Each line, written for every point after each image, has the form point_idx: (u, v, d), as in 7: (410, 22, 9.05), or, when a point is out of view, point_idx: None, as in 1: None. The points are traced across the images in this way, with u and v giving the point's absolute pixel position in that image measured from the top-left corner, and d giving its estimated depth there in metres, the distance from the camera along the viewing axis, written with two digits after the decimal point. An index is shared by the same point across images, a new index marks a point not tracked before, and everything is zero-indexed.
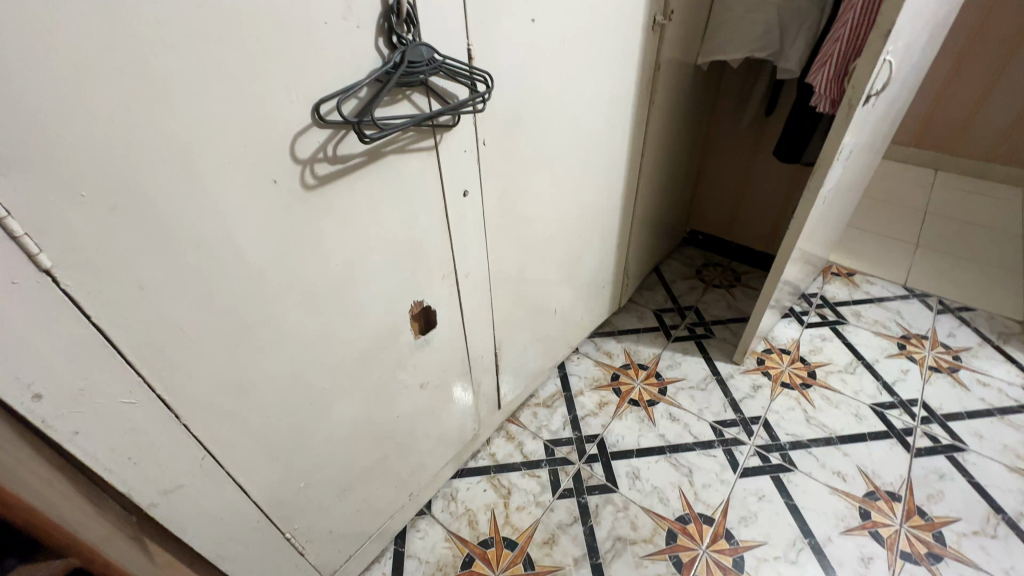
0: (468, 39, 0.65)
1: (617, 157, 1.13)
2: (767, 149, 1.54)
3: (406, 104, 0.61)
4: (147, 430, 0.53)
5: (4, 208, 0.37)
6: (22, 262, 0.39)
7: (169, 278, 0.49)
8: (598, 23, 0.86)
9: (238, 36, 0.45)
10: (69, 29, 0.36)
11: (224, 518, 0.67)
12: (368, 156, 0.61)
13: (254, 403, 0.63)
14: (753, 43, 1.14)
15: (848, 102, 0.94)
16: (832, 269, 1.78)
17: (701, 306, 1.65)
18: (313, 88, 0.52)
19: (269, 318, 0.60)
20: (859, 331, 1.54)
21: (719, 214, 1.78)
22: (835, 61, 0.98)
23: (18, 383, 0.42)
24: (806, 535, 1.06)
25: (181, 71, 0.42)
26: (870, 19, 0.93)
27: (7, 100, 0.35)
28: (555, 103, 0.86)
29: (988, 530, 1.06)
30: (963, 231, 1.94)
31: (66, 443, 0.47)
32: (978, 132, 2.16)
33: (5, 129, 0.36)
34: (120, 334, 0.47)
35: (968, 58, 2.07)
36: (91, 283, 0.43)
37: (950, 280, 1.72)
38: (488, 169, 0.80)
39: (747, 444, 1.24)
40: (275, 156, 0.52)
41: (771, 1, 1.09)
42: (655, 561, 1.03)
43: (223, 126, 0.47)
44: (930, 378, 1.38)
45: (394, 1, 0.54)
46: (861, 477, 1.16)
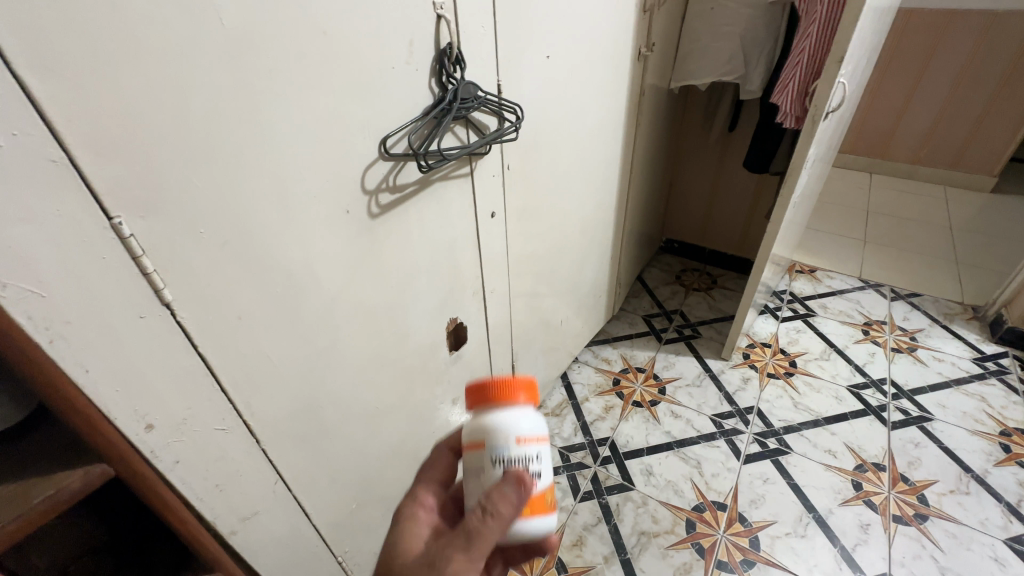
0: (499, 75, 0.72)
1: (610, 175, 1.22)
2: (732, 161, 1.69)
3: (451, 136, 0.68)
4: (233, 457, 0.54)
5: (142, 247, 0.40)
6: (150, 296, 0.42)
7: (260, 307, 0.51)
8: (597, 55, 0.95)
9: (329, 83, 0.49)
10: (206, 83, 0.40)
11: (289, 544, 0.68)
12: (420, 185, 0.66)
13: (320, 426, 0.65)
14: (721, 69, 1.27)
15: (813, 118, 1.07)
16: (796, 267, 1.95)
17: (685, 309, 1.76)
18: (381, 126, 0.57)
19: (336, 341, 0.63)
20: (827, 321, 1.68)
21: (691, 223, 1.91)
22: (796, 83, 1.13)
23: (135, 414, 0.43)
24: (810, 510, 1.15)
25: (283, 116, 0.46)
26: (823, 45, 1.08)
27: (147, 145, 0.38)
28: (562, 128, 0.94)
29: (962, 488, 1.19)
30: (902, 226, 2.16)
31: (168, 474, 0.48)
32: (902, 138, 2.43)
33: (146, 174, 0.38)
34: (219, 361, 0.49)
35: (888, 74, 2.34)
36: (200, 314, 0.46)
37: (897, 270, 1.91)
38: (510, 191, 0.87)
39: (746, 432, 1.33)
40: (350, 189, 0.56)
41: (734, 32, 1.23)
42: (679, 550, 1.09)
43: (308, 162, 0.50)
44: (894, 358, 1.53)
45: (446, 47, 0.61)
46: (849, 453, 1.27)
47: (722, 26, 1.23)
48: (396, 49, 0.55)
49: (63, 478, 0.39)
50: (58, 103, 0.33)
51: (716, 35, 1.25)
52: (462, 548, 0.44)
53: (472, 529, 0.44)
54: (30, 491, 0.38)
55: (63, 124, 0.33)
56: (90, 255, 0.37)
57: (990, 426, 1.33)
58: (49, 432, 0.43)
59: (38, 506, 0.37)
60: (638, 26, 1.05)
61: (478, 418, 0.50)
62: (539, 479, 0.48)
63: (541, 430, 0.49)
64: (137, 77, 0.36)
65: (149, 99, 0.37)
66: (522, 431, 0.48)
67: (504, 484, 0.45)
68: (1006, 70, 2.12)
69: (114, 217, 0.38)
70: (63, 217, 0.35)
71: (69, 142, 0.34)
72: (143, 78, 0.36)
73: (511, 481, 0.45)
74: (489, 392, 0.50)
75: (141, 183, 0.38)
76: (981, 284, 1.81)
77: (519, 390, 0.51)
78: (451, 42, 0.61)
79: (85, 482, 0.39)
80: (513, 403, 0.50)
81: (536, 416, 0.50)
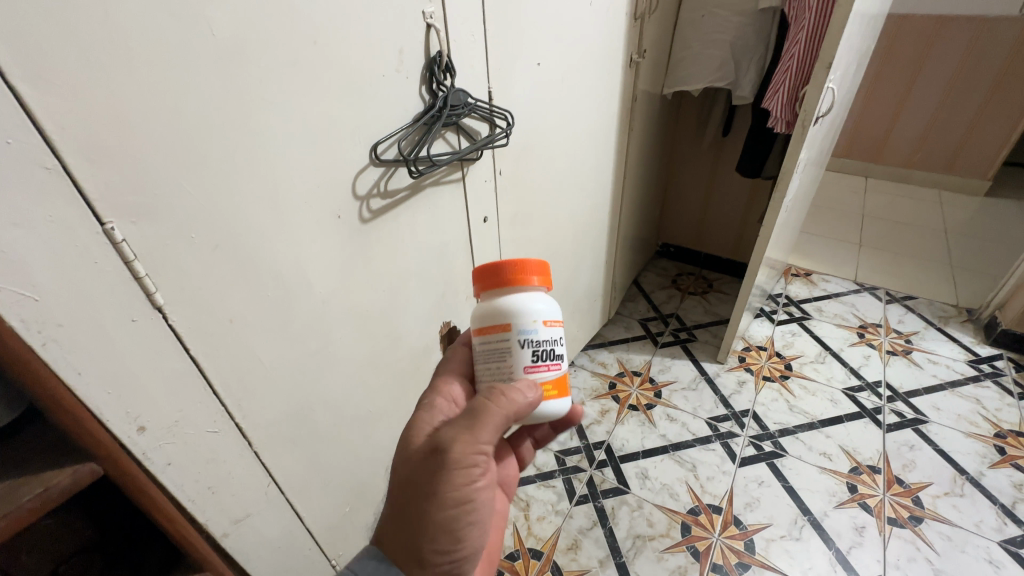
0: (489, 82, 0.73)
1: (604, 180, 1.24)
2: (726, 165, 1.70)
3: (442, 142, 0.69)
4: (225, 459, 0.55)
5: (133, 252, 0.41)
6: (141, 300, 0.42)
7: (252, 310, 0.52)
8: (589, 62, 0.97)
9: (320, 91, 0.50)
10: (197, 92, 0.41)
11: (282, 547, 0.68)
12: (412, 190, 0.67)
13: (312, 429, 0.66)
14: (712, 75, 1.29)
15: (802, 123, 1.09)
16: (791, 271, 1.96)
17: (681, 313, 1.76)
18: (372, 133, 0.58)
19: (328, 345, 0.63)
20: (823, 324, 1.69)
21: (686, 227, 1.92)
22: (786, 88, 1.14)
23: (126, 416, 0.44)
24: (805, 513, 1.15)
25: (274, 123, 0.47)
26: (812, 51, 1.09)
27: (139, 152, 0.39)
28: (554, 134, 0.95)
29: (957, 490, 1.19)
30: (897, 229, 2.17)
31: (160, 476, 0.48)
32: (896, 141, 2.45)
33: (137, 181, 0.39)
34: (211, 364, 0.50)
35: (881, 79, 2.36)
36: (192, 317, 0.47)
37: (892, 273, 1.92)
38: (503, 196, 0.88)
39: (741, 435, 1.34)
40: (341, 194, 0.57)
41: (725, 38, 1.24)
42: (674, 553, 1.09)
43: (299, 169, 0.51)
44: (889, 360, 1.54)
45: (436, 55, 0.62)
46: (844, 455, 1.27)
47: (713, 33, 1.24)
48: (385, 57, 0.56)
49: (52, 477, 0.40)
50: (51, 111, 0.34)
51: (707, 41, 1.26)
52: (468, 426, 0.49)
53: (477, 408, 0.49)
54: (20, 489, 0.39)
55: (56, 132, 0.34)
56: (83, 259, 0.38)
57: (984, 428, 1.33)
58: (37, 434, 0.43)
59: (27, 504, 0.38)
60: (629, 33, 1.07)
61: (501, 301, 0.54)
62: (560, 359, 0.54)
63: (556, 313, 0.55)
64: (129, 86, 0.37)
65: (142, 106, 0.38)
66: (543, 312, 0.53)
67: (514, 381, 0.50)
68: (998, 75, 2.14)
69: (106, 222, 0.39)
70: (56, 222, 0.36)
71: (61, 149, 0.35)
72: (136, 87, 0.37)
73: (521, 380, 0.50)
74: (502, 276, 0.55)
75: (133, 189, 0.39)
76: (975, 287, 1.82)
77: (533, 274, 0.55)
78: (441, 51, 0.62)
79: (74, 480, 0.40)
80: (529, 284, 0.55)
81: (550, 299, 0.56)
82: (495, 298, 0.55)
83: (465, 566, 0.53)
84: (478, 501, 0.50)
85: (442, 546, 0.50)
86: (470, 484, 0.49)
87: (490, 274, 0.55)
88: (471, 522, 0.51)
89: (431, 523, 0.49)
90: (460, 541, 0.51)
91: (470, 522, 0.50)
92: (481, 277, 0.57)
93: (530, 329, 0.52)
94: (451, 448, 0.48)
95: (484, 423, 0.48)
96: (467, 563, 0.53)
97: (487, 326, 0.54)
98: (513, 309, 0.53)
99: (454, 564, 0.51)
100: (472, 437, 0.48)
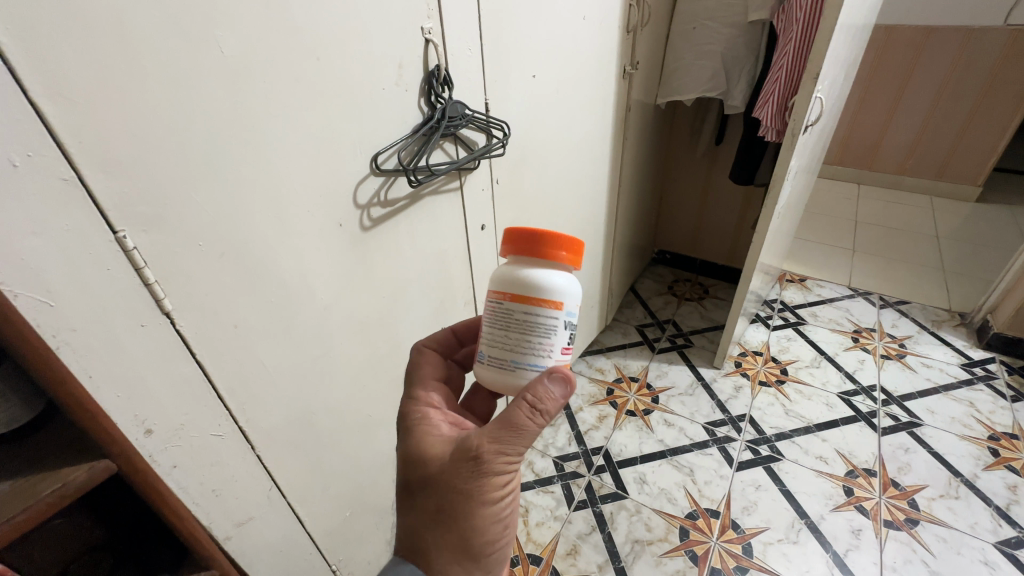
0: (486, 93, 0.76)
1: (599, 188, 1.26)
2: (720, 172, 1.73)
3: (440, 152, 0.71)
4: (228, 462, 0.56)
5: (144, 259, 0.42)
6: (150, 306, 0.44)
7: (256, 316, 0.54)
8: (583, 74, 0.99)
9: (322, 104, 0.52)
10: (204, 106, 0.42)
11: (283, 551, 0.69)
12: (411, 199, 0.69)
13: (313, 434, 0.67)
14: (704, 85, 1.32)
15: (792, 131, 1.11)
16: (786, 277, 1.98)
17: (677, 319, 1.78)
18: (372, 144, 0.60)
19: (330, 350, 0.65)
20: (818, 329, 1.71)
21: (682, 234, 1.95)
22: (776, 98, 1.17)
23: (134, 418, 0.45)
24: (802, 516, 1.16)
25: (278, 135, 0.49)
26: (800, 62, 1.12)
27: (150, 164, 0.40)
28: (549, 144, 0.97)
29: (952, 492, 1.20)
30: (890, 235, 2.20)
31: (165, 478, 0.49)
32: (888, 149, 2.48)
33: (148, 191, 0.41)
34: (215, 368, 0.51)
35: (872, 88, 2.40)
36: (198, 323, 0.48)
37: (886, 278, 1.94)
38: (500, 204, 0.90)
39: (738, 440, 1.35)
40: (343, 203, 0.59)
41: (716, 49, 1.27)
42: (673, 558, 1.10)
43: (302, 179, 0.53)
44: (883, 364, 1.56)
45: (434, 69, 0.64)
46: (840, 459, 1.28)
47: (705, 45, 1.28)
48: (385, 71, 0.58)
49: (69, 472, 0.40)
50: (69, 126, 0.35)
51: (699, 53, 1.29)
52: (507, 436, 0.49)
53: (512, 417, 0.48)
54: (40, 484, 0.40)
55: (73, 144, 0.36)
56: (96, 266, 0.40)
57: (978, 430, 1.34)
58: (58, 431, 0.44)
59: (45, 498, 0.38)
60: (621, 45, 1.10)
61: (543, 276, 0.52)
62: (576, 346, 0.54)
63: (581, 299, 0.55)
64: (142, 100, 0.39)
65: (155, 120, 0.40)
66: (579, 297, 0.53)
67: (553, 383, 0.49)
68: (986, 84, 2.18)
69: (119, 231, 0.40)
70: (71, 230, 0.37)
71: (78, 161, 0.37)
72: (148, 101, 0.39)
73: (559, 380, 0.50)
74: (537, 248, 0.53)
75: (144, 199, 0.41)
76: (967, 292, 1.84)
77: (575, 256, 0.54)
78: (439, 64, 0.65)
79: (90, 475, 0.41)
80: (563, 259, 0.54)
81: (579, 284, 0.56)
82: (526, 267, 0.53)
83: (509, 548, 0.56)
84: (514, 489, 0.53)
85: (492, 540, 0.53)
86: (509, 479, 0.52)
87: (531, 245, 0.53)
88: (510, 508, 0.54)
89: (482, 522, 0.51)
90: (503, 529, 0.54)
91: (509, 507, 0.54)
92: (516, 242, 0.54)
93: (570, 313, 0.52)
94: (491, 455, 0.49)
95: (523, 427, 0.49)
96: (509, 546, 0.56)
97: (520, 298, 0.52)
98: (552, 285, 0.51)
99: (501, 551, 0.55)
100: (511, 443, 0.49)
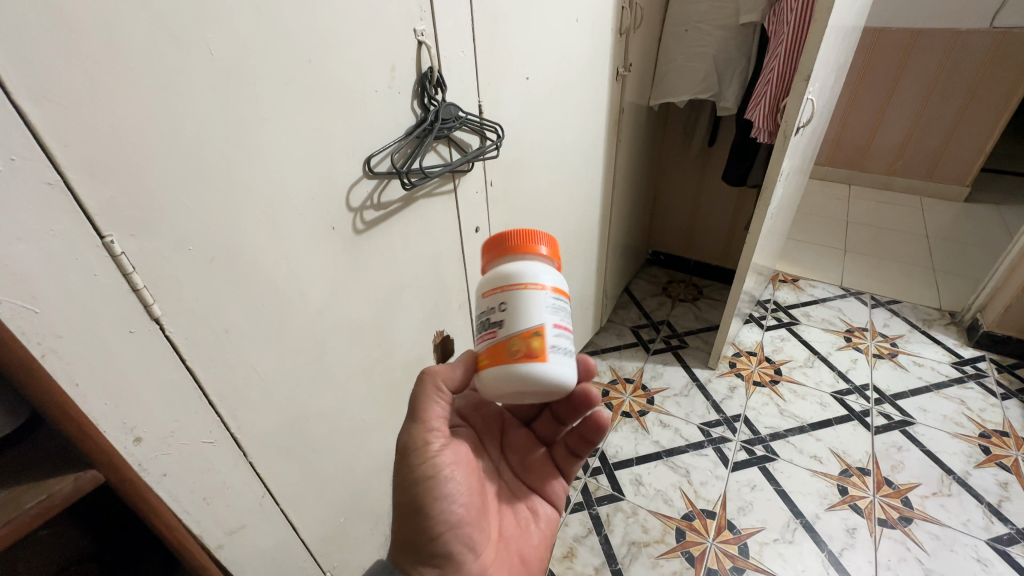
0: (479, 95, 0.75)
1: (593, 189, 1.26)
2: (713, 173, 1.73)
3: (433, 154, 0.70)
4: (220, 469, 0.55)
5: (132, 264, 0.42)
6: (140, 312, 0.43)
7: (248, 321, 0.53)
8: (576, 76, 0.99)
9: (313, 106, 0.52)
10: (194, 108, 0.42)
11: (276, 558, 0.68)
12: (404, 202, 0.68)
13: (307, 439, 0.66)
14: (696, 87, 1.32)
15: (784, 132, 1.12)
16: (779, 277, 1.99)
17: (672, 320, 1.78)
18: (365, 146, 0.59)
19: (323, 354, 0.64)
20: (811, 329, 1.72)
21: (675, 234, 1.95)
22: (767, 101, 1.18)
23: (123, 426, 0.44)
24: (797, 516, 1.17)
25: (269, 137, 0.49)
26: (791, 64, 1.13)
27: (137, 168, 0.40)
28: (543, 146, 0.97)
29: (944, 490, 1.21)
30: (880, 235, 2.22)
31: (155, 486, 0.48)
32: (878, 150, 2.51)
33: (136, 196, 0.40)
34: (206, 374, 0.50)
35: (861, 89, 2.42)
36: (188, 328, 0.47)
37: (877, 278, 1.96)
38: (494, 206, 0.89)
39: (733, 440, 1.35)
40: (336, 205, 0.58)
41: (708, 50, 1.28)
42: (669, 559, 1.10)
43: (293, 182, 0.53)
44: (876, 363, 1.57)
45: (427, 71, 0.64)
46: (834, 458, 1.29)
47: (696, 47, 1.28)
48: (378, 73, 0.58)
49: (55, 483, 0.39)
50: (55, 131, 0.35)
51: (691, 55, 1.30)
52: (411, 415, 0.55)
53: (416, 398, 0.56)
54: (25, 496, 0.39)
55: (58, 148, 0.35)
56: (82, 272, 0.39)
57: (969, 428, 1.36)
58: (46, 439, 0.44)
59: (31, 510, 0.38)
60: (614, 47, 1.10)
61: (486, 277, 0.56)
62: (496, 326, 0.50)
63: (519, 277, 0.51)
64: (129, 102, 0.38)
65: (142, 123, 0.39)
66: (499, 281, 0.52)
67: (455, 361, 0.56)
68: (972, 85, 2.22)
69: (106, 236, 0.39)
70: (58, 235, 0.37)
71: (64, 165, 0.36)
72: (135, 104, 0.38)
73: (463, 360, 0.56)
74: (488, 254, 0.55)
75: (133, 204, 0.40)
76: (957, 291, 1.86)
77: (524, 241, 0.53)
78: (432, 67, 0.64)
79: (76, 487, 0.40)
80: (534, 253, 0.53)
81: (525, 265, 0.52)
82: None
83: (454, 545, 0.54)
84: (440, 477, 0.54)
85: (421, 528, 0.54)
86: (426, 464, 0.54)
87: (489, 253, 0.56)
88: (446, 500, 0.54)
89: (408, 507, 0.54)
90: (437, 519, 0.54)
91: (439, 497, 0.54)
92: None
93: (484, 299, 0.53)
94: (405, 435, 0.55)
95: (420, 408, 0.55)
96: (457, 543, 0.54)
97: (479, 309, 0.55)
98: (488, 282, 0.53)
99: (443, 543, 0.54)
100: (415, 424, 0.55)
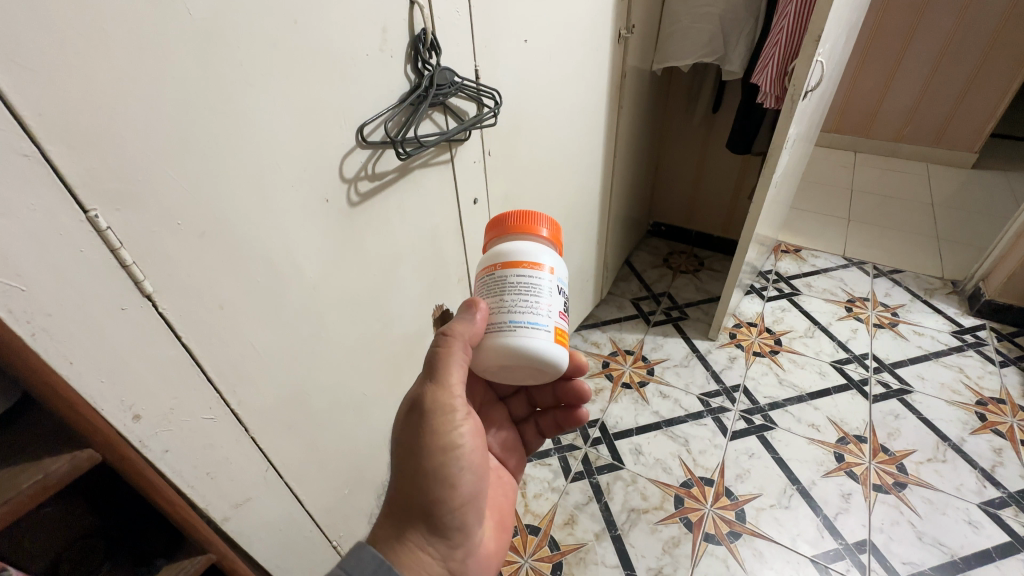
0: (475, 60, 0.72)
1: (593, 158, 1.22)
2: (717, 140, 1.69)
3: (428, 122, 0.68)
4: (221, 445, 0.55)
5: (118, 239, 0.40)
6: (130, 289, 0.42)
7: (243, 297, 0.52)
8: (577, 38, 0.95)
9: (303, 72, 0.50)
10: (174, 74, 0.40)
11: (283, 529, 0.69)
12: (399, 172, 0.66)
13: (308, 413, 0.66)
14: (701, 50, 1.27)
15: (791, 98, 1.08)
16: (781, 247, 1.97)
17: (673, 291, 1.78)
18: (357, 114, 0.57)
19: (322, 330, 0.64)
20: (812, 299, 1.71)
21: (677, 204, 1.92)
22: (775, 63, 1.14)
23: (120, 404, 0.44)
24: (793, 482, 1.19)
25: (257, 105, 0.47)
26: (802, 23, 1.08)
27: (118, 140, 0.38)
28: (541, 114, 0.94)
29: (939, 456, 1.23)
30: (885, 203, 2.19)
31: (158, 462, 0.49)
32: (885, 116, 2.45)
33: (115, 169, 0.38)
34: (204, 351, 0.50)
35: (871, 52, 2.34)
36: (183, 304, 0.46)
37: (880, 248, 1.94)
38: (492, 175, 0.87)
39: (732, 410, 1.36)
40: (328, 177, 0.56)
41: (715, 9, 1.22)
42: (668, 524, 1.12)
43: (284, 152, 0.51)
44: (876, 333, 1.57)
45: (420, 32, 0.61)
46: (832, 426, 1.30)
47: (702, 6, 1.23)
48: (368, 36, 0.55)
49: (51, 463, 0.42)
50: (26, 98, 0.33)
51: (695, 15, 1.25)
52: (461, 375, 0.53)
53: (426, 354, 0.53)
54: (20, 476, 0.41)
55: (32, 118, 0.33)
56: (67, 248, 0.38)
57: (967, 396, 1.37)
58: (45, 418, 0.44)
59: (27, 489, 0.40)
60: (617, 10, 1.06)
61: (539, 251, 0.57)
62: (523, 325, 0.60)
63: None
64: (107, 69, 0.36)
65: (119, 89, 0.37)
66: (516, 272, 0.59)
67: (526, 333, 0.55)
68: (986, 45, 2.14)
69: (90, 210, 0.38)
70: (37, 210, 0.35)
71: (41, 138, 0.34)
72: (113, 68, 0.36)
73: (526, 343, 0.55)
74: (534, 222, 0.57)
75: (117, 177, 0.39)
76: (960, 260, 1.85)
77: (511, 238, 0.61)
78: (425, 28, 0.61)
79: (72, 465, 0.42)
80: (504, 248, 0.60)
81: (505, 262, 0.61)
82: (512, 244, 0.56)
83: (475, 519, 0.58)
84: (464, 447, 0.54)
85: (443, 502, 0.53)
86: (432, 424, 0.52)
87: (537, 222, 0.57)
88: (439, 467, 0.53)
89: (405, 475, 0.53)
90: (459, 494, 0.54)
91: (461, 469, 0.54)
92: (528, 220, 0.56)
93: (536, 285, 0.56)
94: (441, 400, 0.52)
95: (443, 364, 0.51)
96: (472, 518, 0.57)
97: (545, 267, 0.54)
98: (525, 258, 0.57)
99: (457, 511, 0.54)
100: (431, 380, 0.52)
